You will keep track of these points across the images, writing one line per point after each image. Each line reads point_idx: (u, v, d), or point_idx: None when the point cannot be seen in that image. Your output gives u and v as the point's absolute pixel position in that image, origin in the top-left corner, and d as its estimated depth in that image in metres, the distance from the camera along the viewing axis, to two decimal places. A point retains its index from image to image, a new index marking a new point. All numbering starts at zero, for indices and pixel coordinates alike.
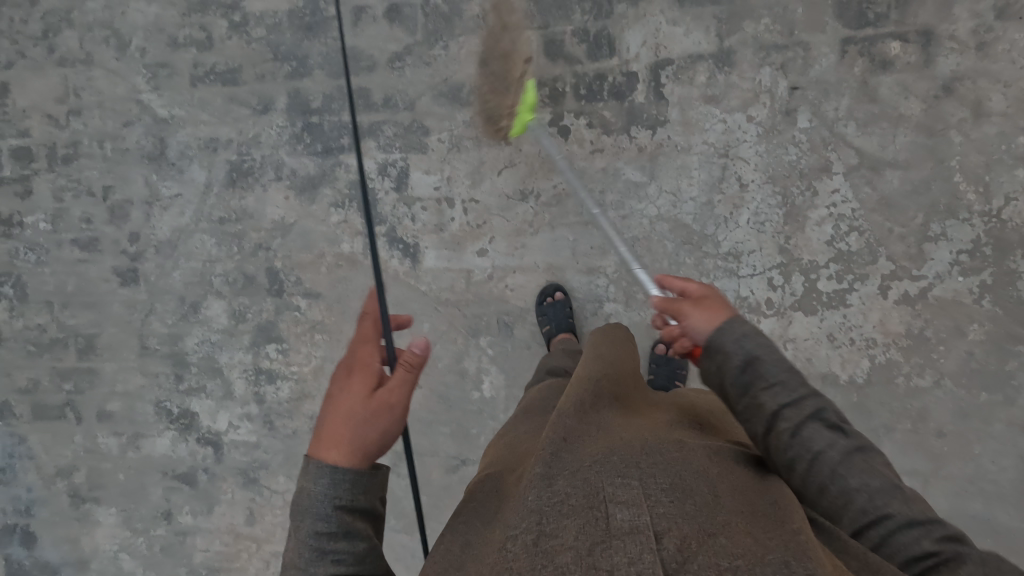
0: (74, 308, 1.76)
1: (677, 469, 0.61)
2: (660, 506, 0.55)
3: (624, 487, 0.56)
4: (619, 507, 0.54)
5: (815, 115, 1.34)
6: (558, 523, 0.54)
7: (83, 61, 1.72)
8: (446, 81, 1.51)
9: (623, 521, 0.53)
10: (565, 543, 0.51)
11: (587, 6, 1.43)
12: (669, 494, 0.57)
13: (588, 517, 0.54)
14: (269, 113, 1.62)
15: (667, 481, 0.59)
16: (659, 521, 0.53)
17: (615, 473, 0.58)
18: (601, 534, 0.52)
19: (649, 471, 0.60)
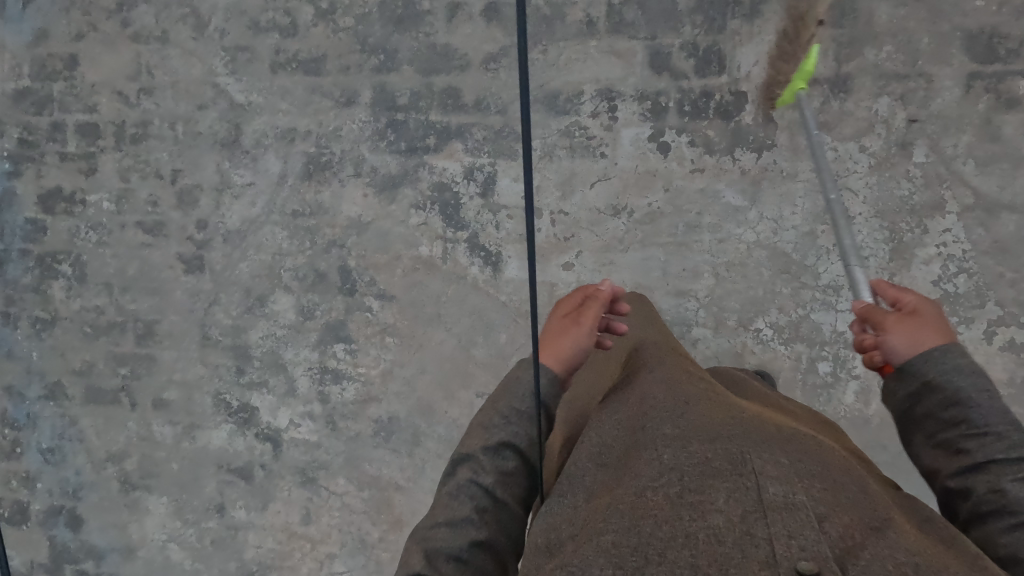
0: (134, 292, 1.72)
1: (824, 458, 0.54)
2: (812, 488, 0.48)
3: (773, 463, 0.50)
4: (770, 480, 0.47)
5: (932, 150, 1.30)
6: (704, 481, 0.48)
7: (159, 38, 1.66)
8: (542, 87, 1.46)
9: (778, 498, 0.46)
10: (714, 502, 0.46)
11: (699, 19, 1.38)
12: (819, 479, 0.50)
13: (737, 484, 0.47)
14: (352, 107, 1.57)
15: (814, 465, 0.52)
16: (816, 504, 0.46)
17: (762, 447, 0.52)
18: (753, 503, 0.45)
19: (794, 452, 0.53)
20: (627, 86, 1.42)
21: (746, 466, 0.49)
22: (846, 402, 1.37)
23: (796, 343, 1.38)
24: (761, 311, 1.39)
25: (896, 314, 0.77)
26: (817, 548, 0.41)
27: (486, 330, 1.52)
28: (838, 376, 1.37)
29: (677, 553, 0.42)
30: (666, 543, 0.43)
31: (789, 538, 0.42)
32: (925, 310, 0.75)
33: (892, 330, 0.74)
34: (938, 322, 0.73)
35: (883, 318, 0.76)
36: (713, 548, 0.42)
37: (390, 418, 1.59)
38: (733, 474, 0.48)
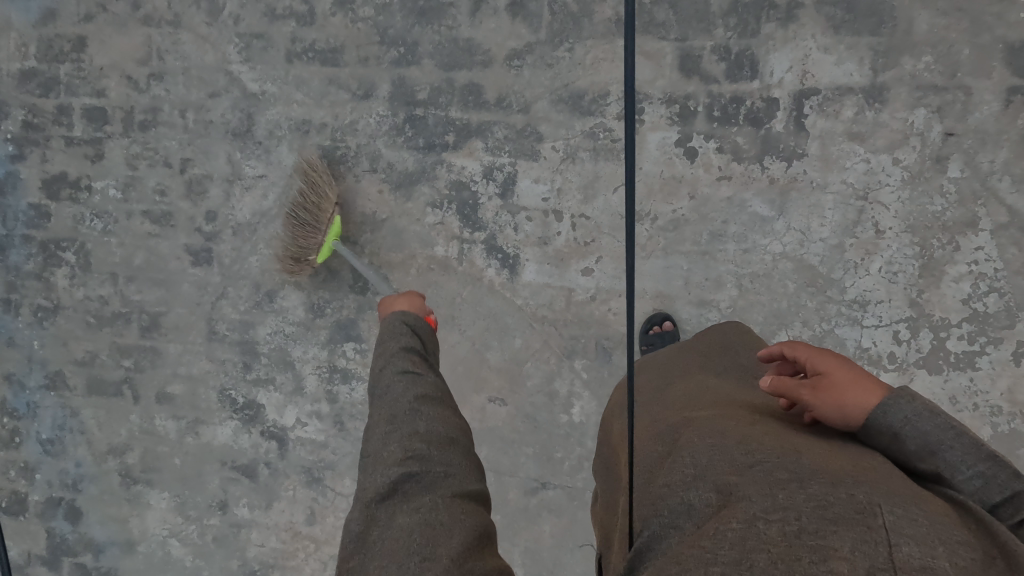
0: (140, 283, 1.68)
1: (961, 526, 0.52)
2: (953, 556, 0.46)
3: (907, 521, 0.48)
4: (904, 540, 0.46)
5: (967, 166, 1.26)
6: (826, 526, 0.48)
7: (170, 22, 1.61)
8: (568, 87, 1.42)
9: (912, 560, 0.44)
10: (838, 547, 0.46)
11: (732, 22, 1.34)
12: (961, 547, 0.48)
13: (865, 536, 0.47)
14: (370, 100, 1.52)
15: (952, 530, 0.50)
16: (958, 571, 0.44)
17: (891, 501, 0.51)
18: (884, 561, 0.45)
19: (929, 513, 0.51)
20: (656, 88, 1.38)
21: (875, 519, 0.48)
22: None
23: None
24: (784, 324, 1.36)
25: (809, 382, 0.75)
26: None
27: (501, 334, 1.49)
28: None
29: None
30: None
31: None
32: (833, 372, 0.75)
33: (819, 402, 0.72)
34: (855, 376, 0.73)
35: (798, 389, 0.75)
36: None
37: None
38: (860, 524, 0.48)
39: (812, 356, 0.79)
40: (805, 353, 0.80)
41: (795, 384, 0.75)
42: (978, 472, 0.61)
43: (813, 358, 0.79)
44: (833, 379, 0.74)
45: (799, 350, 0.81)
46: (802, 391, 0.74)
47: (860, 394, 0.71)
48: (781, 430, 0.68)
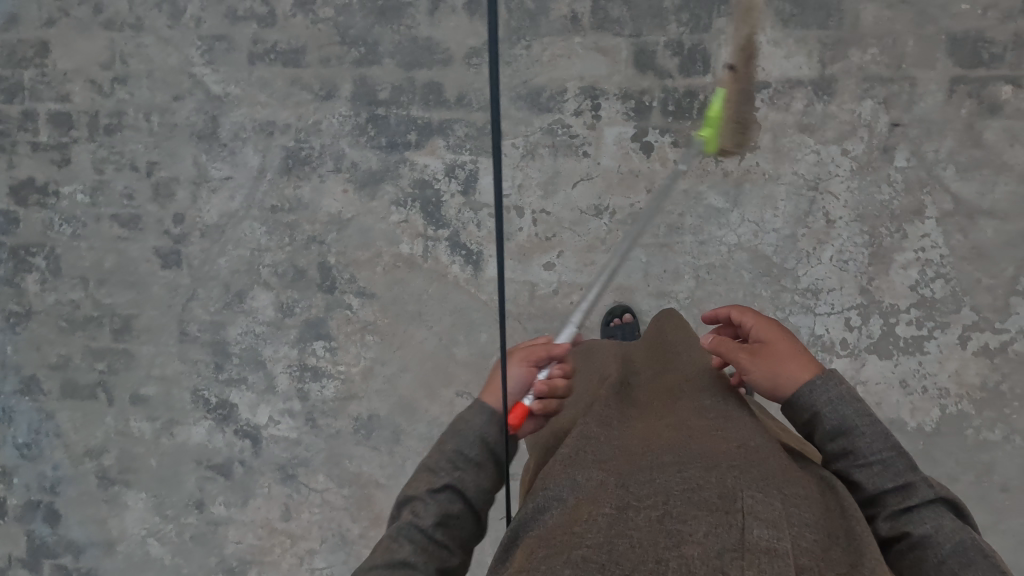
0: (111, 286, 1.69)
1: (820, 509, 0.57)
2: (802, 537, 0.51)
3: (765, 504, 0.53)
4: (757, 522, 0.50)
5: (914, 155, 1.30)
6: (687, 512, 0.52)
7: (133, 25, 1.62)
8: (526, 84, 1.44)
9: (762, 539, 0.49)
10: (692, 533, 0.50)
11: (685, 17, 1.36)
12: (812, 530, 0.52)
13: (722, 520, 0.51)
14: (332, 100, 1.54)
15: (810, 514, 0.54)
16: (800, 552, 0.49)
17: (757, 487, 0.55)
18: (733, 542, 0.48)
19: (793, 498, 0.55)
20: (612, 84, 1.40)
21: (735, 503, 0.52)
22: None
23: None
24: None
25: (750, 349, 0.82)
26: None
27: (468, 329, 1.51)
28: None
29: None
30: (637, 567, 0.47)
31: None
32: (776, 342, 0.81)
33: (755, 367, 0.79)
34: (797, 350, 0.80)
35: (740, 352, 0.82)
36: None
37: (370, 416, 1.58)
38: (719, 509, 0.52)
39: (758, 329, 0.86)
40: (755, 324, 0.86)
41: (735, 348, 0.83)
42: (880, 460, 0.65)
43: (756, 333, 0.86)
44: (770, 350, 0.81)
45: (750, 322, 0.88)
46: (743, 356, 0.82)
47: (789, 364, 0.76)
48: (682, 417, 0.73)
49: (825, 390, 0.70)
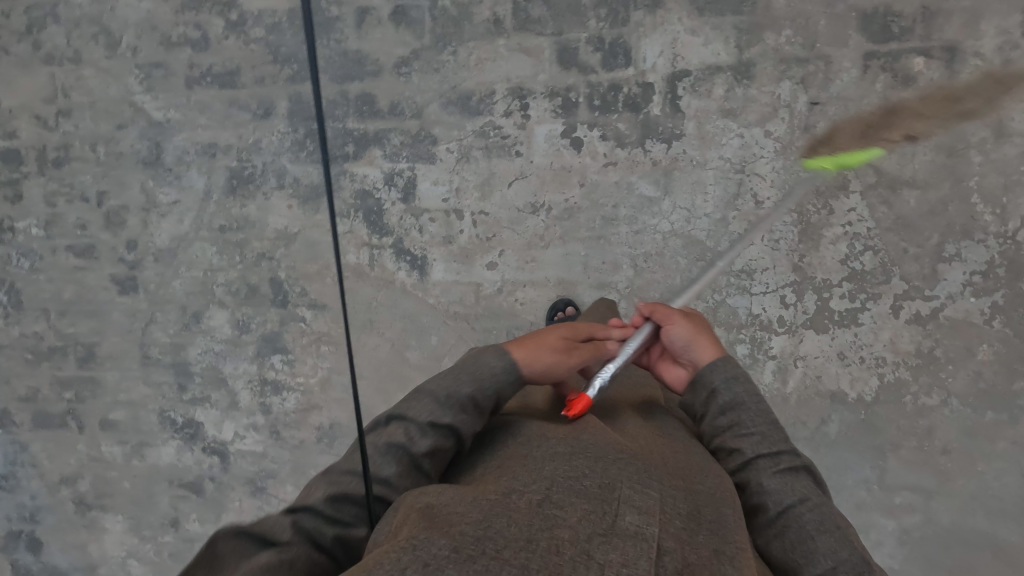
0: (72, 316, 1.72)
1: (703, 497, 0.58)
2: (675, 522, 0.52)
3: (642, 493, 0.54)
4: (630, 509, 0.52)
5: (834, 132, 1.32)
6: (566, 497, 0.53)
7: (72, 59, 1.64)
8: (455, 89, 1.47)
9: (632, 524, 0.50)
10: (566, 518, 0.50)
11: (603, 13, 1.38)
12: (687, 516, 0.54)
13: (597, 508, 0.52)
14: (270, 118, 1.56)
15: (690, 502, 0.56)
16: (667, 538, 0.50)
17: (638, 475, 0.56)
18: (603, 528, 0.50)
19: (674, 487, 0.57)
20: (538, 83, 1.43)
21: (613, 493, 0.53)
22: (767, 382, 1.40)
23: (714, 328, 1.41)
24: (679, 298, 1.42)
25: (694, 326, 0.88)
26: None
27: (419, 333, 1.55)
28: (756, 357, 1.40)
29: (511, 554, 0.47)
30: (504, 547, 0.47)
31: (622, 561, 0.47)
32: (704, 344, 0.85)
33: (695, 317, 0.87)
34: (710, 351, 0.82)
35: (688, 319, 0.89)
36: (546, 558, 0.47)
37: (332, 425, 1.62)
38: (595, 497, 0.53)
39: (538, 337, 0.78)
40: None
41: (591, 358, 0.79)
42: (759, 433, 0.69)
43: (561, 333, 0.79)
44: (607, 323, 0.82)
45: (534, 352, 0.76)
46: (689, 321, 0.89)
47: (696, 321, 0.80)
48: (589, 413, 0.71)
49: (720, 371, 0.74)
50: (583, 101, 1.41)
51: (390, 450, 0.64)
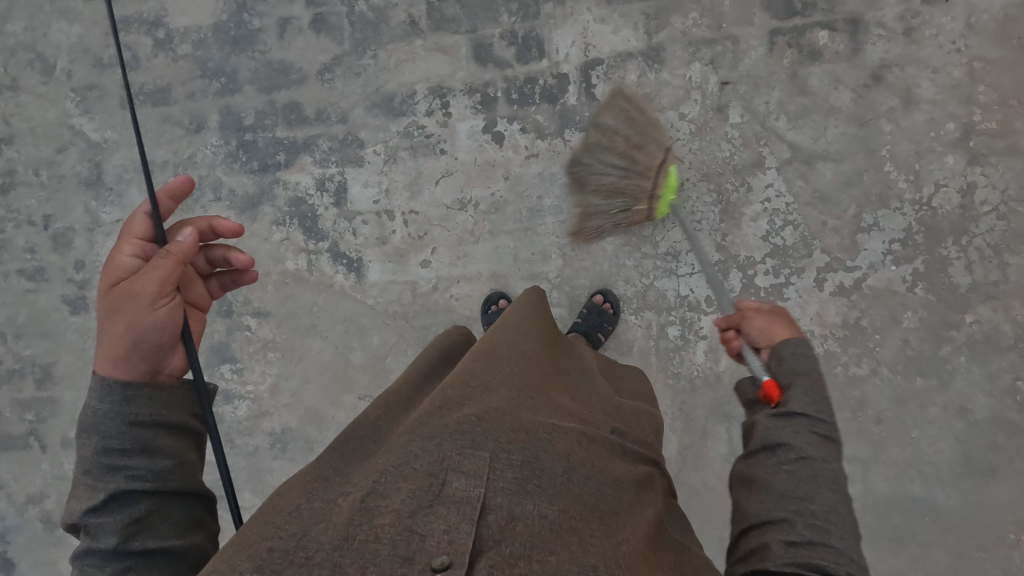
0: (27, 339, 1.76)
1: (533, 452, 0.71)
2: (498, 481, 0.65)
3: (468, 461, 0.66)
4: (458, 476, 0.64)
5: (746, 110, 1.33)
6: (396, 484, 0.63)
7: (10, 87, 1.68)
8: (378, 91, 1.49)
9: (457, 490, 0.62)
10: (392, 503, 0.61)
11: (514, 7, 1.41)
12: (514, 471, 0.67)
13: (426, 484, 0.63)
14: (203, 132, 1.59)
15: (518, 459, 0.69)
16: (488, 497, 0.63)
17: (469, 446, 0.68)
18: (430, 498, 0.61)
19: (503, 447, 0.69)
20: (457, 81, 1.45)
21: (442, 469, 0.65)
22: (699, 362, 1.41)
23: (645, 311, 1.42)
24: (609, 284, 1.43)
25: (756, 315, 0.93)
26: (459, 542, 0.56)
27: (360, 334, 1.56)
28: (687, 339, 1.41)
29: (327, 555, 0.55)
30: (321, 547, 0.56)
31: (446, 523, 0.58)
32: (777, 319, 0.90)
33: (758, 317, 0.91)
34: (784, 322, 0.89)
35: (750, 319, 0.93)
36: (364, 545, 0.56)
37: (283, 431, 1.63)
38: (424, 477, 0.64)
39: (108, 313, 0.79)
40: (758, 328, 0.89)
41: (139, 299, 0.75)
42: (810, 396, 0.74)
43: (157, 279, 0.75)
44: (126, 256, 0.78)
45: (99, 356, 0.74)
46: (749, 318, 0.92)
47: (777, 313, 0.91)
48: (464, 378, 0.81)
49: (794, 343, 0.80)
50: (502, 95, 1.43)
51: (105, 506, 0.66)
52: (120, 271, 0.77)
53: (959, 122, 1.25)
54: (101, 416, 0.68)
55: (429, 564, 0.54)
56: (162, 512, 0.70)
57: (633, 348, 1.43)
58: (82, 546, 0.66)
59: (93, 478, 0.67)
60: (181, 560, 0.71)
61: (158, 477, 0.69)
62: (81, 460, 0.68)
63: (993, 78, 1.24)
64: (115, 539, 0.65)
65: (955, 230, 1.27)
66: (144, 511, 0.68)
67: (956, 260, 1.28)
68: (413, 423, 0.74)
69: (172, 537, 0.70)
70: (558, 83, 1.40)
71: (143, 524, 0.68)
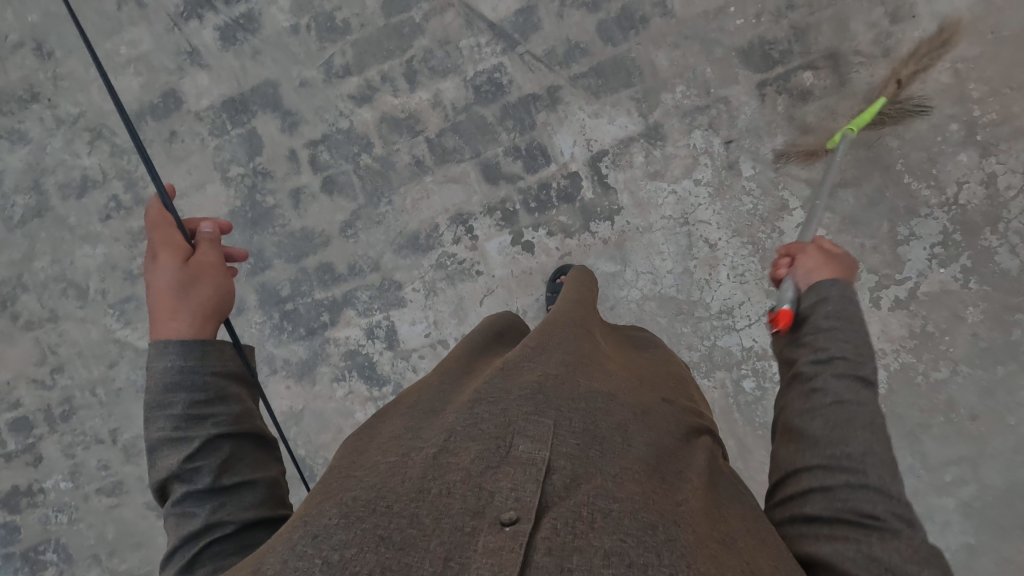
0: (121, 554, 1.76)
1: (594, 418, 0.65)
2: (562, 445, 0.59)
3: (534, 425, 0.61)
4: (523, 440, 0.59)
5: (756, 160, 1.38)
6: (463, 443, 0.60)
7: (49, 319, 1.72)
8: (402, 233, 1.54)
9: (522, 453, 0.57)
10: (460, 461, 0.57)
11: (510, 124, 1.47)
12: (577, 437, 0.61)
13: (491, 445, 0.59)
14: (244, 313, 1.63)
15: (580, 425, 0.63)
16: (557, 457, 0.58)
17: (533, 412, 0.63)
18: (497, 458, 0.57)
19: (566, 414, 0.64)
20: (474, 205, 1.50)
21: (508, 430, 0.60)
22: None
23: (715, 371, 1.44)
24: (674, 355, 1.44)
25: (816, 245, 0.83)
26: (526, 500, 0.52)
27: None
28: (764, 387, 1.42)
29: (402, 506, 0.53)
30: (398, 497, 0.53)
31: (513, 482, 0.54)
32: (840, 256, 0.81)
33: (812, 255, 0.81)
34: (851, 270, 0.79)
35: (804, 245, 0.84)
36: (439, 498, 0.53)
37: None
38: (492, 438, 0.60)
39: (152, 289, 0.74)
40: (811, 256, 0.80)
41: (196, 266, 0.76)
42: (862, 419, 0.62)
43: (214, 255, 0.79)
44: (172, 234, 0.78)
45: (176, 325, 0.71)
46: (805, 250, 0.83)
47: (841, 262, 0.79)
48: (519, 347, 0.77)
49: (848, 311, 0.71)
50: (521, 205, 1.48)
51: (197, 452, 0.66)
52: (181, 246, 0.77)
53: (960, 122, 1.30)
54: (178, 372, 0.68)
55: (498, 517, 0.50)
56: (243, 451, 0.70)
57: (715, 409, 1.44)
58: (177, 493, 0.65)
59: (179, 431, 0.66)
60: (268, 493, 0.70)
61: (235, 419, 0.70)
62: (163, 419, 0.67)
63: (979, 74, 1.29)
64: (210, 478, 0.66)
65: (990, 220, 1.31)
66: (227, 454, 0.68)
67: (1000, 248, 1.31)
68: (476, 390, 0.69)
69: (256, 471, 0.70)
70: (572, 180, 1.45)
71: (228, 465, 0.67)
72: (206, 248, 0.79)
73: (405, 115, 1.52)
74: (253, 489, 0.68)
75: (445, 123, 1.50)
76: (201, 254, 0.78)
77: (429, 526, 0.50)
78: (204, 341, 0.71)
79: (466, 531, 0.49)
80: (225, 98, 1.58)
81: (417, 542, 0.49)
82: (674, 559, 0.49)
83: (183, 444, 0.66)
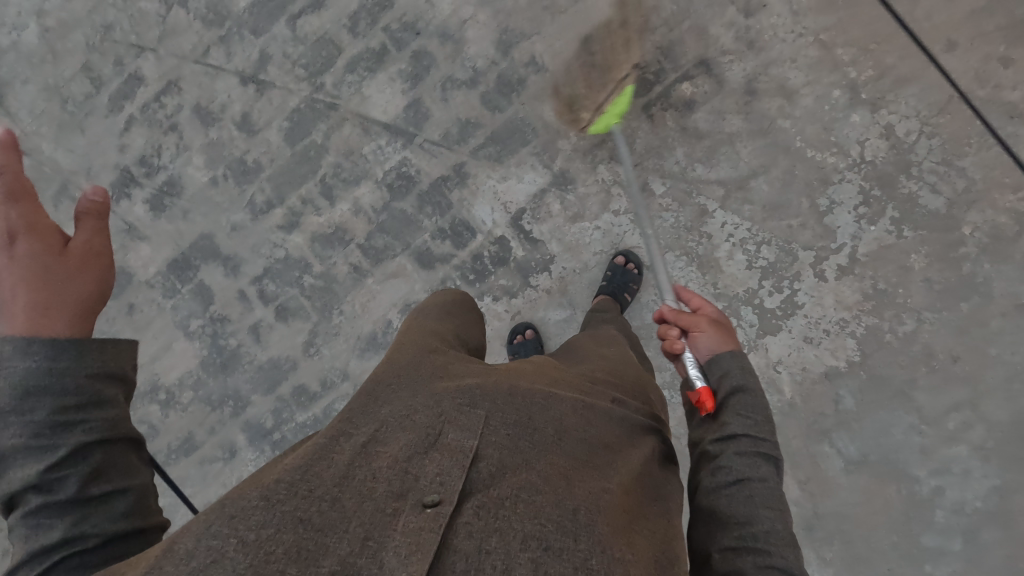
0: None
1: (529, 410, 0.71)
2: (493, 435, 0.65)
3: (471, 416, 0.67)
4: (456, 431, 0.64)
5: (664, 176, 1.42)
6: (395, 432, 0.65)
7: None
8: (361, 337, 1.59)
9: (452, 441, 0.63)
10: (389, 449, 0.61)
11: (429, 210, 1.53)
12: (510, 428, 0.67)
13: (423, 434, 0.64)
14: (238, 454, 1.67)
15: (514, 417, 0.69)
16: (488, 445, 0.63)
17: (469, 405, 0.69)
18: (426, 445, 0.62)
19: (501, 407, 0.69)
20: (419, 292, 1.55)
21: (442, 421, 0.66)
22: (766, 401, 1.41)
23: None
24: None
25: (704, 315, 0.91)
26: (451, 486, 0.57)
27: None
28: None
29: (328, 489, 0.56)
30: (322, 481, 0.56)
31: (440, 468, 0.59)
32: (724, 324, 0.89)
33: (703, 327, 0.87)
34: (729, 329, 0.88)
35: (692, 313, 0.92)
36: (364, 483, 0.57)
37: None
38: (423, 428, 0.65)
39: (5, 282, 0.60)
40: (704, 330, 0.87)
41: (70, 256, 0.63)
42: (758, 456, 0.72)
43: (92, 242, 0.66)
44: (37, 215, 0.64)
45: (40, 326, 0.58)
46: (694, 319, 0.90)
47: (725, 331, 0.87)
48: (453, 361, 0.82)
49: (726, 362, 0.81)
50: (461, 280, 1.52)
51: (62, 460, 0.54)
52: (47, 231, 0.63)
53: (841, 86, 1.34)
54: (44, 372, 0.55)
55: (421, 501, 0.55)
56: (117, 456, 0.58)
57: None
58: (31, 505, 0.53)
59: (39, 440, 0.54)
60: (143, 503, 0.59)
61: (113, 423, 0.58)
62: (16, 426, 0.54)
63: (844, 38, 1.34)
64: (74, 488, 0.54)
65: (903, 168, 1.32)
66: (100, 460, 0.56)
67: (921, 190, 1.32)
68: (418, 385, 0.74)
69: (131, 478, 0.58)
70: (501, 243, 1.50)
71: (103, 473, 0.56)
72: (86, 232, 0.66)
73: (333, 230, 1.58)
74: (125, 496, 0.57)
75: (371, 226, 1.57)
76: (77, 239, 0.65)
77: (349, 509, 0.53)
78: (76, 340, 0.58)
79: (388, 512, 0.54)
80: (169, 261, 1.67)
81: (339, 525, 0.52)
82: (589, 543, 0.55)
83: (44, 452, 0.54)
